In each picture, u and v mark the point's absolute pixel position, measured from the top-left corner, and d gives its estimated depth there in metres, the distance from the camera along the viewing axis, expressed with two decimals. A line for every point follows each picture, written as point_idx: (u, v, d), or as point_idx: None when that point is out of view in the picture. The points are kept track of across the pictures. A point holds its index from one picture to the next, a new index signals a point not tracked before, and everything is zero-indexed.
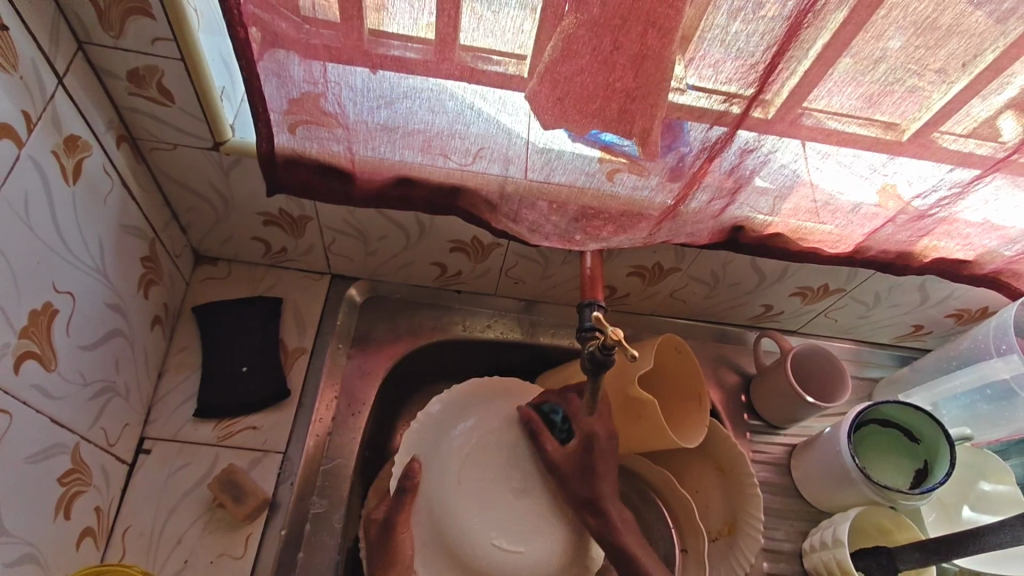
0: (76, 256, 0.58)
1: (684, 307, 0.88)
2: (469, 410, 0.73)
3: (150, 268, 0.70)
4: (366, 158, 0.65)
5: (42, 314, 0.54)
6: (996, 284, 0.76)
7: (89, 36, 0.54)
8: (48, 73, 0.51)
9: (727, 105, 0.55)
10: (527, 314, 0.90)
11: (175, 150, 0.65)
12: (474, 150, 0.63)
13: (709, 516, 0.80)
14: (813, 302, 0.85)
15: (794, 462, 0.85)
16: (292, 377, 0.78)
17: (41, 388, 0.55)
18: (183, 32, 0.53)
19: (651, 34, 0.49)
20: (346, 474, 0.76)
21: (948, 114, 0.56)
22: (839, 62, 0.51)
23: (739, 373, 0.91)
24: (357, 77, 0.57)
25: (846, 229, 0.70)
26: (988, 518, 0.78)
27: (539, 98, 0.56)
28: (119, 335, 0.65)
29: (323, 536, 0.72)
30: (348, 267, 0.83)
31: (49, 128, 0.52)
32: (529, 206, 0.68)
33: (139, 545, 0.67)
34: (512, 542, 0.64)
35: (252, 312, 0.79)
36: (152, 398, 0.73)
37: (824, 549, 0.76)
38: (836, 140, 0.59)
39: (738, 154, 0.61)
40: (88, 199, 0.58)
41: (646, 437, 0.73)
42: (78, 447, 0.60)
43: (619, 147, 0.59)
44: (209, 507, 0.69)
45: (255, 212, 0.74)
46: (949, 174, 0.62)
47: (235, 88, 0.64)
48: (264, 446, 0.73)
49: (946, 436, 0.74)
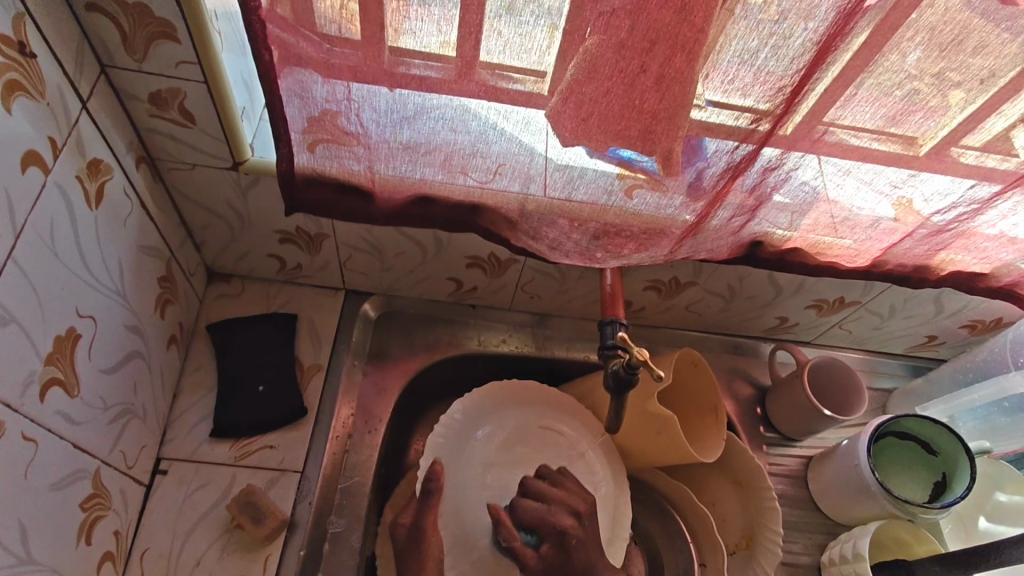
0: (98, 279, 0.57)
1: (698, 319, 0.88)
2: (491, 417, 0.74)
3: (167, 287, 0.70)
4: (386, 176, 0.65)
5: (66, 339, 0.54)
6: (1012, 296, 0.77)
7: (112, 59, 0.53)
8: (73, 97, 0.51)
9: (755, 123, 0.54)
10: (542, 328, 0.89)
11: (193, 170, 0.65)
12: (494, 167, 0.63)
13: (727, 528, 0.80)
14: (828, 314, 0.85)
15: (810, 474, 0.85)
16: (308, 395, 0.77)
17: (64, 414, 0.54)
18: (207, 55, 0.53)
19: (678, 56, 0.49)
20: (364, 492, 0.75)
21: (969, 131, 0.56)
22: (862, 81, 0.52)
23: (753, 384, 0.91)
24: (380, 98, 0.57)
25: (865, 244, 0.70)
26: (1005, 530, 0.78)
27: (561, 117, 0.56)
28: (138, 356, 0.65)
29: (342, 556, 0.72)
30: (363, 282, 0.83)
31: (73, 152, 0.52)
32: (549, 224, 0.68)
33: (157, 567, 0.66)
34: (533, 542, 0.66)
35: (268, 330, 0.79)
36: (168, 418, 0.73)
37: (843, 562, 0.76)
38: (857, 156, 0.59)
39: (760, 172, 0.61)
40: (109, 221, 0.58)
41: (666, 453, 0.73)
42: (99, 471, 0.60)
43: (637, 163, 0.59)
44: (227, 528, 0.69)
45: (271, 230, 0.73)
46: (969, 190, 0.62)
47: (254, 107, 0.63)
48: (282, 465, 0.73)
49: (965, 450, 0.75)
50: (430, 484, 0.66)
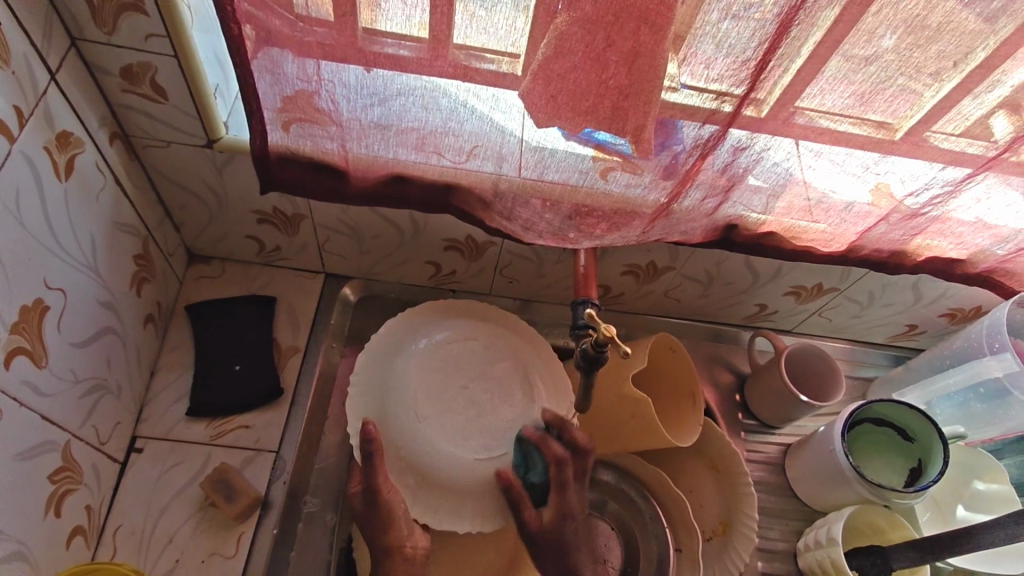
0: (68, 252, 0.57)
1: (678, 306, 0.88)
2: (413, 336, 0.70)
3: (143, 265, 0.70)
4: (359, 155, 0.65)
5: (34, 310, 0.54)
6: (989, 282, 0.77)
7: (82, 32, 0.53)
8: (40, 68, 0.51)
9: (718, 102, 0.55)
10: (523, 314, 0.89)
11: (168, 147, 0.65)
12: (467, 147, 0.63)
13: (704, 514, 0.80)
14: (807, 302, 0.85)
15: (788, 461, 0.85)
16: (286, 376, 0.77)
17: (31, 385, 0.54)
18: (176, 29, 0.53)
19: (643, 31, 0.49)
20: (339, 473, 0.76)
21: (940, 113, 0.56)
22: (830, 60, 0.52)
23: (733, 372, 0.91)
24: (350, 74, 0.57)
25: (840, 228, 0.70)
26: (982, 517, 0.79)
27: (531, 95, 0.56)
28: (111, 333, 0.65)
29: (315, 535, 0.72)
30: (342, 265, 0.83)
31: (40, 124, 0.52)
32: (522, 204, 0.68)
33: (130, 544, 0.66)
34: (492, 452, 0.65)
35: (247, 312, 0.79)
36: (144, 397, 0.73)
37: (818, 548, 0.76)
38: (829, 139, 0.59)
39: (730, 152, 0.61)
40: (80, 196, 0.58)
41: (641, 437, 0.73)
42: (69, 444, 0.60)
43: (612, 145, 0.60)
44: (201, 507, 0.69)
45: (248, 210, 0.74)
46: (941, 172, 0.62)
47: (229, 86, 0.64)
48: (257, 445, 0.73)
49: (939, 435, 0.75)
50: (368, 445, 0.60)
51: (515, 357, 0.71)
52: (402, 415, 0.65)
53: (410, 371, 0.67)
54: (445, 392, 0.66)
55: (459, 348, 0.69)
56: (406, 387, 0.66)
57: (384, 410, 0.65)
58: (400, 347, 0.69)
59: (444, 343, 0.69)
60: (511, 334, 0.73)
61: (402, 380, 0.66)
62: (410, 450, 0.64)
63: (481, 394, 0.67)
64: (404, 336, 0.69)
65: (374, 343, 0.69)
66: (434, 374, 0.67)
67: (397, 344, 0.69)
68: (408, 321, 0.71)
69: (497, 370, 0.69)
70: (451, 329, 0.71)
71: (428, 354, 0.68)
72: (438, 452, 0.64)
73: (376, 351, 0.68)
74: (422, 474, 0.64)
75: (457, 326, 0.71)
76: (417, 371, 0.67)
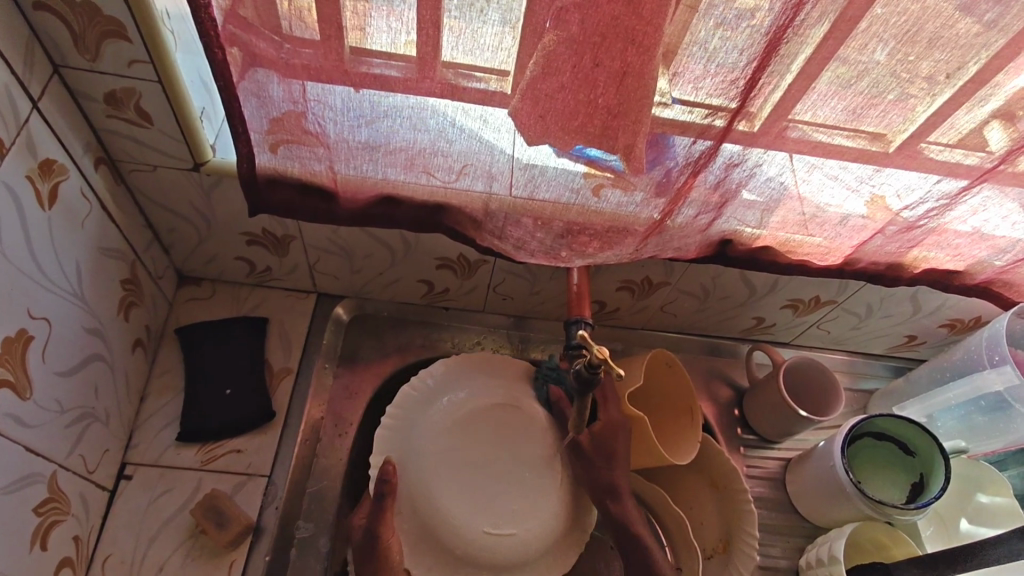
0: (52, 280, 0.57)
1: (674, 320, 0.87)
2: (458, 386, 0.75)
3: (132, 290, 0.69)
4: (348, 176, 0.64)
5: (17, 341, 0.53)
6: (987, 294, 0.76)
7: (64, 59, 0.53)
8: (21, 97, 0.51)
9: (711, 118, 0.54)
10: (518, 330, 0.88)
11: (155, 171, 0.64)
12: (458, 167, 0.62)
13: (705, 532, 0.79)
14: (805, 314, 0.84)
15: (788, 477, 0.84)
16: (278, 398, 0.76)
17: (15, 417, 0.54)
18: (159, 54, 0.53)
19: (631, 51, 0.49)
20: (333, 497, 0.74)
21: (934, 126, 0.55)
22: (822, 75, 0.51)
23: (731, 386, 0.90)
24: (337, 96, 0.56)
25: (835, 242, 0.70)
26: (985, 531, 0.78)
27: (520, 114, 0.55)
28: (99, 360, 0.64)
29: (309, 562, 0.71)
30: (334, 285, 0.82)
31: (22, 152, 0.52)
32: (514, 223, 0.67)
33: (119, 573, 0.65)
34: (497, 525, 0.69)
35: (238, 334, 0.78)
36: (134, 423, 0.72)
37: (820, 566, 0.75)
38: (823, 151, 0.58)
39: (723, 168, 0.60)
40: (65, 223, 0.58)
41: (641, 457, 0.71)
42: (55, 475, 0.59)
43: (604, 161, 0.59)
44: (191, 535, 0.68)
45: (238, 232, 0.73)
46: (936, 185, 0.61)
47: (215, 109, 0.63)
48: (248, 469, 0.72)
49: (941, 449, 0.74)
50: (383, 485, 0.62)
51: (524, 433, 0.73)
52: (425, 469, 0.70)
53: (427, 439, 0.71)
54: (480, 441, 0.72)
55: (473, 425, 0.73)
56: (437, 451, 0.71)
57: (408, 462, 0.70)
58: (427, 407, 0.74)
59: (474, 401, 0.74)
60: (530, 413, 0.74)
61: (424, 440, 0.71)
62: (425, 519, 0.69)
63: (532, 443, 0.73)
64: (445, 385, 0.75)
65: (392, 409, 0.73)
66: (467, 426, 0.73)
67: (405, 413, 0.73)
68: (443, 376, 0.76)
69: (505, 456, 0.72)
70: (477, 388, 0.75)
71: (443, 422, 0.73)
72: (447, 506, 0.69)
73: (420, 392, 0.75)
74: (432, 537, 0.69)
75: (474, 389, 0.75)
76: (432, 449, 0.71)
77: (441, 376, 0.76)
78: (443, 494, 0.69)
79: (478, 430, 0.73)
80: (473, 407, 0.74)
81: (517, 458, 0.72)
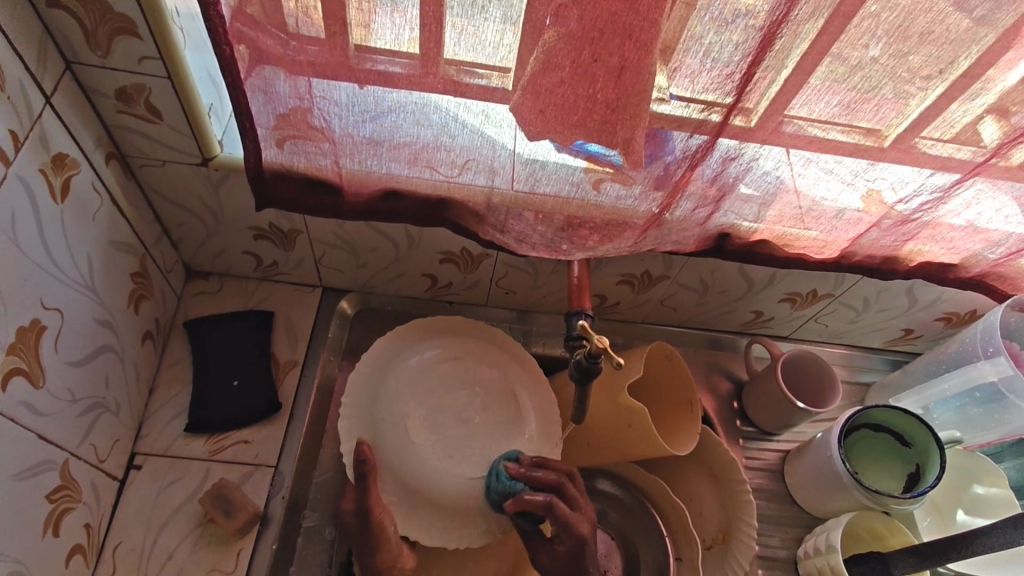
0: (64, 271, 0.58)
1: (674, 314, 0.88)
2: (419, 347, 0.76)
3: (141, 283, 0.71)
4: (352, 171, 0.65)
5: (30, 331, 0.55)
6: (983, 286, 0.77)
7: (77, 56, 0.54)
8: (35, 92, 0.52)
9: (707, 113, 0.56)
10: (520, 324, 0.89)
11: (165, 166, 0.66)
12: (460, 161, 0.63)
13: (705, 523, 0.80)
14: (803, 308, 0.85)
15: (786, 468, 0.85)
16: (283, 391, 0.78)
17: (29, 405, 0.55)
18: (169, 51, 0.54)
19: (629, 46, 0.50)
20: (337, 487, 0.76)
21: (927, 121, 0.56)
22: (816, 70, 0.52)
23: (731, 380, 0.91)
24: (342, 91, 0.57)
25: (831, 235, 0.71)
26: (982, 520, 0.79)
27: (522, 110, 0.56)
28: (109, 351, 0.66)
29: (315, 550, 0.72)
30: (339, 279, 0.83)
31: (35, 147, 0.53)
32: (515, 217, 0.68)
33: (129, 560, 0.67)
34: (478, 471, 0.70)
35: (245, 327, 0.79)
36: (144, 413, 0.74)
37: (818, 555, 0.77)
38: (819, 146, 0.59)
39: (720, 162, 0.62)
40: (77, 216, 0.59)
41: (641, 448, 0.72)
42: (67, 463, 0.61)
43: (604, 157, 0.60)
44: (200, 523, 0.69)
45: (245, 227, 0.74)
46: (930, 178, 0.62)
47: (223, 106, 0.65)
48: (255, 459, 0.73)
49: (936, 439, 0.75)
50: (362, 466, 0.63)
51: (510, 396, 0.75)
52: (398, 436, 0.70)
53: (403, 402, 0.72)
54: (448, 393, 0.73)
55: (451, 383, 0.74)
56: (407, 412, 0.71)
57: (381, 431, 0.70)
58: (390, 369, 0.74)
59: (436, 360, 0.75)
60: (504, 355, 0.78)
61: (398, 406, 0.71)
62: (409, 476, 0.70)
63: (499, 388, 0.75)
64: (408, 348, 0.75)
65: (357, 377, 0.73)
66: (436, 383, 0.74)
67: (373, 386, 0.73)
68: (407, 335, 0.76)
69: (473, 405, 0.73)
70: (443, 349, 0.76)
71: (418, 383, 0.73)
72: (425, 463, 0.70)
73: (384, 357, 0.74)
74: (417, 494, 0.70)
75: (456, 350, 0.77)
76: (410, 400, 0.72)
77: (398, 339, 0.75)
78: (420, 451, 0.70)
79: (445, 388, 0.74)
80: (436, 365, 0.75)
81: (489, 407, 0.74)
